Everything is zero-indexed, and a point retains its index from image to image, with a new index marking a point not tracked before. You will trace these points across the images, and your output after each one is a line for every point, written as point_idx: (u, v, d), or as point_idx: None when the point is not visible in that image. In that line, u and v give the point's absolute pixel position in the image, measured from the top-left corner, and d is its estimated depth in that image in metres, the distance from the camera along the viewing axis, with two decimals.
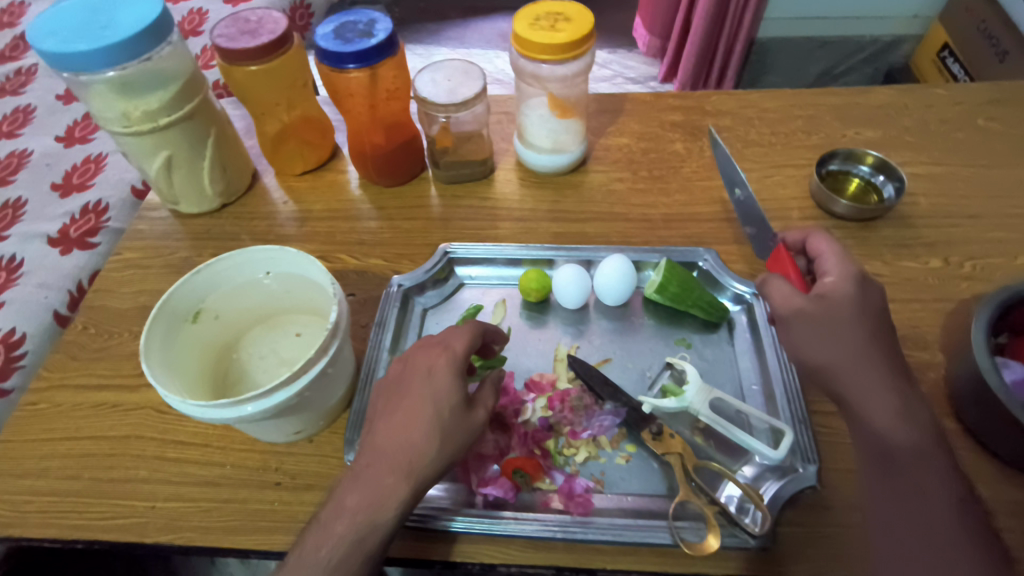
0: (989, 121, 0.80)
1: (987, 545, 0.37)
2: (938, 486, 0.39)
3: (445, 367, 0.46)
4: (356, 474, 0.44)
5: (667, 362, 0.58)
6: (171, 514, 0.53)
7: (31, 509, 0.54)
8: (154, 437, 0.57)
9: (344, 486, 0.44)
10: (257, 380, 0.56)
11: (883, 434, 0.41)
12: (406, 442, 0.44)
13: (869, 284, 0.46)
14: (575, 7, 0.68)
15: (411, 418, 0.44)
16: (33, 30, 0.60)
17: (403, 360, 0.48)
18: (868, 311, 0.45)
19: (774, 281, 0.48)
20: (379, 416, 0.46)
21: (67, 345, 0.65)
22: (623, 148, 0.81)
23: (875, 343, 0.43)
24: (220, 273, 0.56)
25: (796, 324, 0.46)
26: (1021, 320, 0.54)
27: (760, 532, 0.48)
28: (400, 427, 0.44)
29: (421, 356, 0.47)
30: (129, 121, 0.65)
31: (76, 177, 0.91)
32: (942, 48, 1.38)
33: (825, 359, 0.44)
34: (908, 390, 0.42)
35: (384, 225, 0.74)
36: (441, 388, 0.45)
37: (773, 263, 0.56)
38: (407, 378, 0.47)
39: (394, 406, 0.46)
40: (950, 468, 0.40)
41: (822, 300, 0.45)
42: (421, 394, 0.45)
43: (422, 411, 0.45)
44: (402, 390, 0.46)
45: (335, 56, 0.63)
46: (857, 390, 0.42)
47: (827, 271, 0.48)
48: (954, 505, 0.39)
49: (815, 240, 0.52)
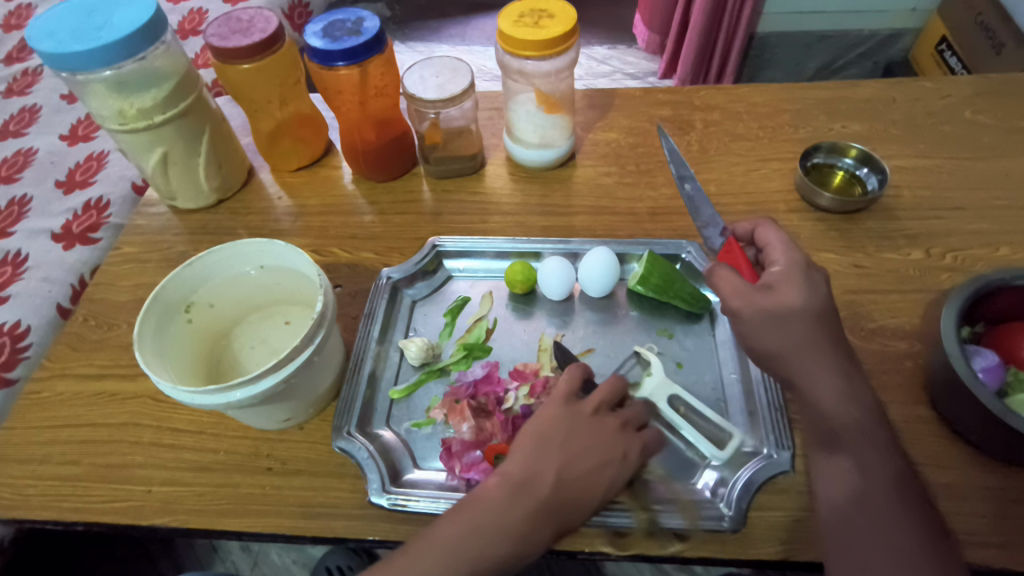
0: (977, 114, 0.81)
1: (916, 508, 0.43)
2: (881, 455, 0.45)
3: (636, 450, 0.49)
4: (517, 517, 0.43)
5: (635, 351, 0.60)
6: (165, 498, 0.55)
7: (33, 493, 0.56)
8: (151, 424, 0.59)
9: (507, 522, 0.43)
10: (249, 368, 0.58)
11: (830, 415, 0.47)
12: (578, 507, 0.45)
13: (812, 271, 0.51)
14: (559, 4, 0.69)
15: (593, 486, 0.46)
16: (32, 31, 0.62)
17: (589, 417, 0.49)
18: (817, 301, 0.49)
19: (721, 271, 0.51)
20: (547, 460, 0.46)
21: (68, 336, 0.67)
22: (611, 143, 0.82)
23: (820, 329, 0.48)
24: (212, 265, 0.58)
25: (745, 314, 0.49)
26: (991, 310, 0.56)
27: (731, 514, 0.50)
28: (570, 487, 0.46)
29: (612, 424, 0.50)
30: (124, 118, 0.67)
31: (79, 175, 0.93)
32: (940, 41, 1.37)
33: (776, 346, 0.48)
34: (849, 370, 0.48)
35: (376, 219, 0.76)
36: (616, 472, 0.48)
37: (724, 255, 0.58)
38: (599, 441, 0.48)
39: (575, 461, 0.47)
40: (888, 442, 0.46)
41: (768, 290, 0.49)
42: (611, 465, 0.47)
43: (606, 483, 0.47)
44: (591, 450, 0.47)
45: (324, 53, 0.65)
46: (804, 375, 0.48)
47: (775, 259, 0.52)
48: (891, 472, 0.45)
49: (763, 230, 0.55)
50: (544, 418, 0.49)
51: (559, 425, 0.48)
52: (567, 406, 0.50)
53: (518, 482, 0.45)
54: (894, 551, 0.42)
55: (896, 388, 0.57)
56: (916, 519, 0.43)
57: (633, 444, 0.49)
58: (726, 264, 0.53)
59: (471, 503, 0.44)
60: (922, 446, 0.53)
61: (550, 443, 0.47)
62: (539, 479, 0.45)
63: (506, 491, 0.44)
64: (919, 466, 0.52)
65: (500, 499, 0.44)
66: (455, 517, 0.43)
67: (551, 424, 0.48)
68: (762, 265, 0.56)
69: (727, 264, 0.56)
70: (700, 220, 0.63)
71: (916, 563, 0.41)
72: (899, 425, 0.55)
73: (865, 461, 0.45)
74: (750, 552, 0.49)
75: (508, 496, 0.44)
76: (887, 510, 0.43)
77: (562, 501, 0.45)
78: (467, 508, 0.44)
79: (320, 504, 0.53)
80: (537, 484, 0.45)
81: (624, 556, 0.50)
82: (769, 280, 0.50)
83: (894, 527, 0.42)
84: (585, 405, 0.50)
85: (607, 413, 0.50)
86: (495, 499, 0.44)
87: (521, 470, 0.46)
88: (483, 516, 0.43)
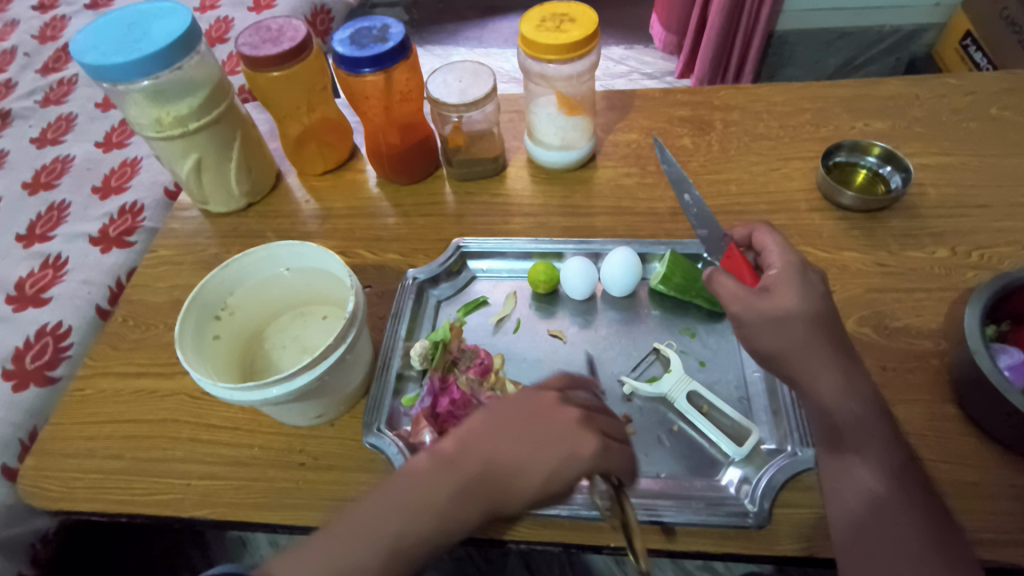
0: (1002, 111, 0.80)
1: (918, 498, 0.45)
2: (884, 449, 0.47)
3: (593, 445, 0.43)
4: (440, 491, 0.42)
5: (654, 347, 0.62)
6: (204, 491, 0.57)
7: (79, 485, 0.58)
8: (189, 421, 0.62)
9: (427, 497, 0.42)
10: (284, 367, 0.60)
11: (830, 411, 0.48)
12: (511, 493, 0.43)
13: (809, 271, 0.51)
14: (581, 7, 0.70)
15: (529, 475, 0.43)
16: (75, 43, 0.65)
17: (548, 403, 0.45)
18: (813, 301, 0.49)
19: (720, 277, 0.52)
20: (485, 440, 0.44)
21: (109, 336, 0.70)
22: (632, 144, 0.83)
23: (818, 328, 0.49)
24: (247, 267, 0.60)
25: (745, 319, 0.50)
26: (1019, 308, 0.56)
27: (756, 510, 0.50)
28: (502, 469, 0.43)
29: (572, 413, 0.44)
30: (161, 126, 0.70)
31: (114, 180, 0.96)
32: (964, 36, 1.36)
33: (776, 347, 0.49)
34: (849, 365, 0.49)
35: (401, 221, 0.77)
36: (564, 463, 0.42)
37: (725, 261, 0.59)
38: (551, 429, 0.44)
39: (508, 447, 0.44)
40: (889, 432, 0.47)
41: (765, 293, 0.50)
42: (554, 458, 0.43)
43: (545, 477, 0.43)
44: (533, 437, 0.44)
45: (351, 60, 0.67)
46: (805, 373, 0.48)
47: (772, 263, 0.53)
48: (894, 463, 0.46)
49: (760, 234, 0.56)
50: (505, 402, 0.46)
51: (513, 410, 0.45)
52: (527, 393, 0.46)
53: (447, 456, 0.44)
54: (899, 541, 0.43)
55: (921, 386, 0.57)
56: (920, 508, 0.44)
57: (590, 439, 0.43)
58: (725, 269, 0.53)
59: (398, 478, 0.43)
60: (945, 443, 0.53)
61: (494, 428, 0.45)
62: (468, 455, 0.44)
63: (434, 464, 0.43)
64: (945, 464, 0.52)
65: (425, 472, 0.43)
66: (381, 491, 0.43)
67: (505, 408, 0.45)
68: (759, 268, 0.58)
69: (728, 271, 0.57)
70: (700, 229, 0.63)
71: (923, 555, 0.42)
72: (925, 423, 0.55)
73: (867, 456, 0.46)
74: (775, 548, 0.49)
75: (432, 469, 0.43)
76: (893, 501, 0.45)
77: (492, 484, 0.43)
78: (395, 482, 0.43)
79: (351, 497, 0.55)
80: (467, 458, 0.44)
81: (649, 551, 0.51)
82: (766, 283, 0.51)
83: (900, 519, 0.44)
84: (548, 392, 0.46)
85: (564, 403, 0.45)
86: (419, 472, 0.43)
87: (453, 445, 0.45)
88: (407, 490, 0.42)
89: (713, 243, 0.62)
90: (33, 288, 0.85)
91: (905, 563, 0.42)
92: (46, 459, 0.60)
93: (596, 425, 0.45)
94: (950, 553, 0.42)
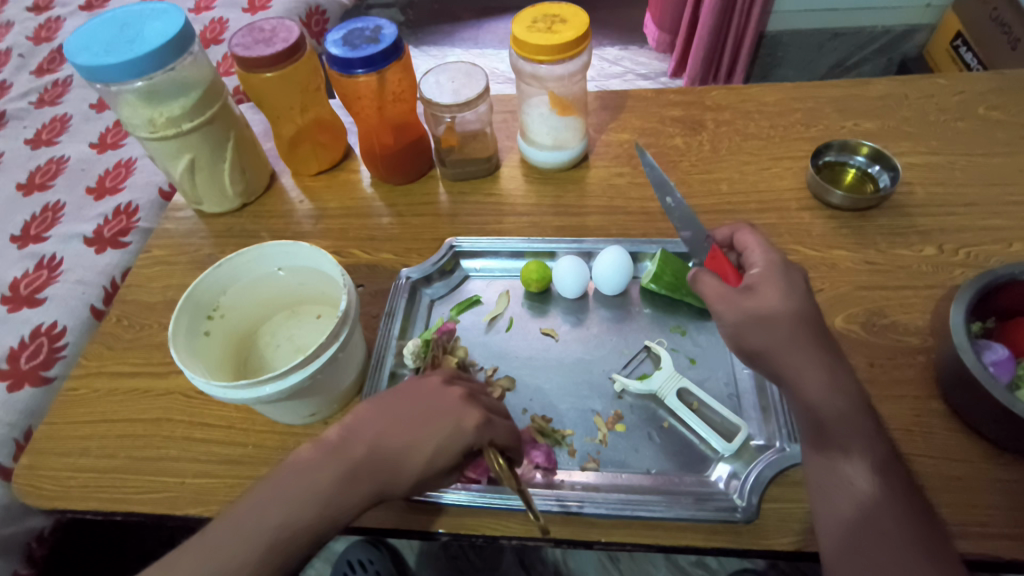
0: (990, 110, 0.81)
1: (901, 494, 0.45)
2: (868, 445, 0.47)
3: (475, 418, 0.45)
4: (326, 477, 0.43)
5: (645, 345, 0.63)
6: (198, 489, 0.57)
7: (74, 484, 0.59)
8: (183, 420, 0.62)
9: (313, 484, 0.43)
10: (277, 366, 0.60)
11: (815, 408, 0.48)
12: (398, 474, 0.44)
13: (791, 268, 0.52)
14: (571, 9, 0.70)
15: (414, 456, 0.44)
16: (69, 44, 0.65)
17: (431, 387, 0.47)
18: (795, 299, 0.50)
19: (705, 276, 0.53)
20: (371, 423, 0.45)
21: (103, 336, 0.70)
22: (624, 144, 0.83)
23: (802, 325, 0.49)
24: (238, 267, 0.60)
25: (730, 318, 0.50)
26: (1004, 304, 0.56)
27: (745, 505, 0.51)
28: (387, 453, 0.44)
29: (455, 392, 0.46)
30: (154, 127, 0.70)
31: (109, 180, 0.96)
32: (955, 37, 1.37)
33: (761, 345, 0.49)
34: (833, 362, 0.49)
35: (395, 221, 0.78)
36: (444, 440, 0.44)
37: (709, 262, 0.59)
38: (433, 409, 0.45)
39: (395, 430, 0.45)
40: (872, 428, 0.48)
41: (750, 292, 0.51)
42: (437, 435, 0.44)
43: (428, 455, 0.44)
44: (417, 416, 0.45)
45: (344, 61, 0.67)
46: (790, 371, 0.49)
47: (754, 262, 0.54)
48: (877, 458, 0.47)
49: (741, 235, 0.57)
50: (395, 389, 0.47)
51: (401, 395, 0.46)
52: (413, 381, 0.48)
53: (333, 443, 0.44)
54: (884, 538, 0.44)
55: (908, 383, 0.58)
56: (904, 504, 0.45)
57: (471, 413, 0.45)
58: (709, 270, 0.54)
59: (284, 468, 0.44)
60: (931, 437, 0.54)
61: (383, 413, 0.45)
62: (357, 439, 0.44)
63: (320, 453, 0.44)
64: (930, 459, 0.53)
65: (312, 460, 0.44)
66: (268, 484, 0.43)
67: (394, 393, 0.47)
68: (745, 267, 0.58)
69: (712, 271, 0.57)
70: (683, 232, 0.64)
71: (908, 550, 0.43)
72: (910, 418, 0.55)
73: (852, 452, 0.47)
74: (764, 542, 0.50)
75: (320, 457, 0.44)
76: (876, 498, 0.45)
77: (377, 467, 0.44)
78: (280, 473, 0.44)
79: None
80: (354, 444, 0.44)
81: (638, 545, 0.51)
82: (750, 282, 0.52)
83: (886, 516, 0.44)
84: (435, 377, 0.48)
85: (451, 386, 0.47)
86: (307, 462, 0.44)
87: (340, 433, 0.45)
88: (293, 480, 0.43)
89: (697, 245, 0.63)
90: (27, 289, 0.85)
91: (889, 558, 0.43)
92: (40, 458, 0.61)
93: (477, 403, 0.47)
94: (933, 547, 0.43)
